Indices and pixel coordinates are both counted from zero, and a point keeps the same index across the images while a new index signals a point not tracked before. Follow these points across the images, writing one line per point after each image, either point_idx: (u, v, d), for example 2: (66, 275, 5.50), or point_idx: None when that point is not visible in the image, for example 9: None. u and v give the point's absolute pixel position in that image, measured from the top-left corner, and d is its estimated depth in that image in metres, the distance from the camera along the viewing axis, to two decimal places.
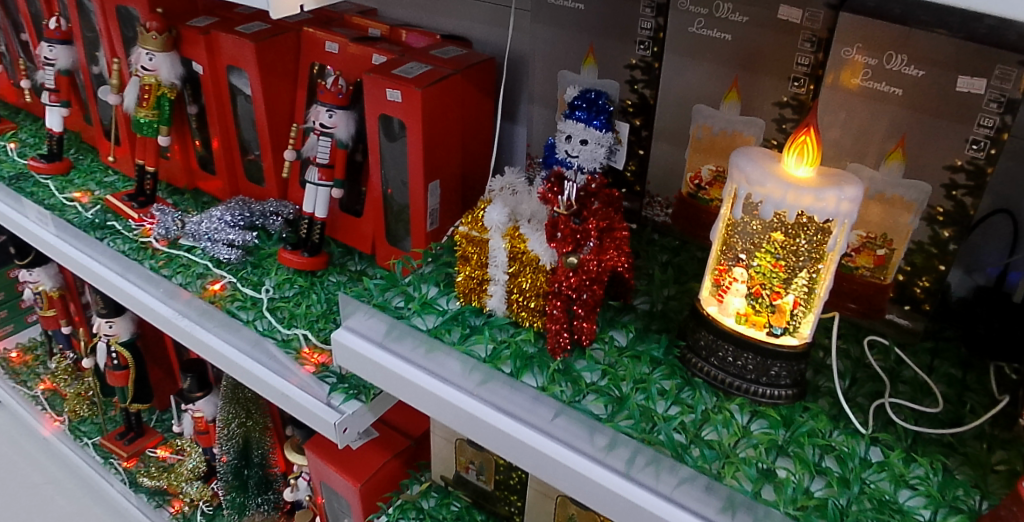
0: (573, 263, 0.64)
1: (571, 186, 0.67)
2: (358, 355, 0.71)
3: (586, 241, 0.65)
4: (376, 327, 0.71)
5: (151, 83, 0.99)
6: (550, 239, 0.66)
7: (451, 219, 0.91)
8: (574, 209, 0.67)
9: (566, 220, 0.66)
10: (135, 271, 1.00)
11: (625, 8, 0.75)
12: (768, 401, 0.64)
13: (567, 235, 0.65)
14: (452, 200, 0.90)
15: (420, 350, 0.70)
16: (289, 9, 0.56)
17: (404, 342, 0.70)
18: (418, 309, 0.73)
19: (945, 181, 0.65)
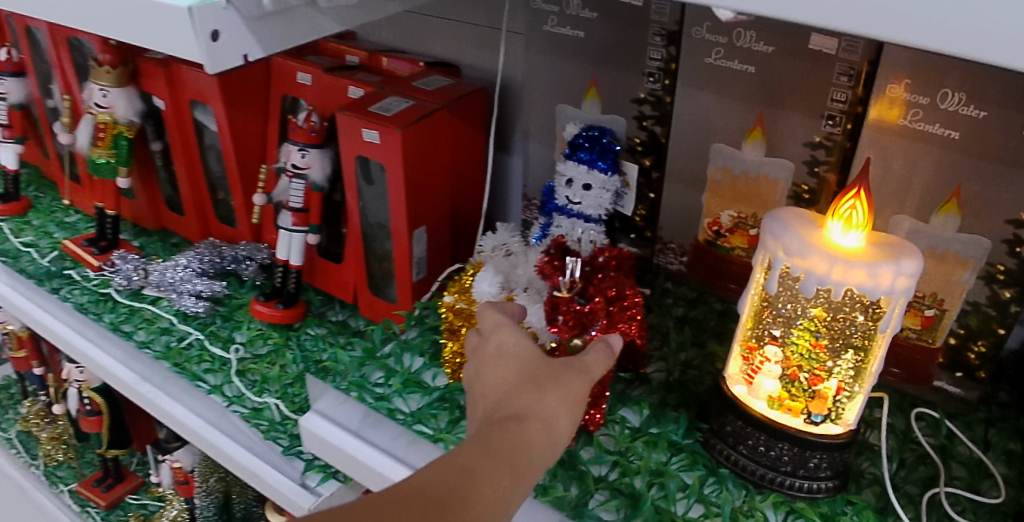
0: (578, 347, 0.56)
1: (576, 263, 0.58)
2: (329, 444, 0.65)
3: (593, 324, 0.57)
4: (351, 414, 0.66)
5: (107, 121, 0.90)
6: (550, 322, 0.57)
7: (440, 268, 0.81)
8: (577, 288, 0.58)
9: (570, 301, 0.56)
10: (95, 328, 0.92)
11: (632, 36, 0.66)
12: (805, 495, 0.55)
13: (570, 316, 0.56)
14: (441, 247, 0.80)
15: (402, 440, 0.63)
16: (229, 60, 0.47)
17: (383, 430, 0.64)
18: (399, 389, 0.67)
19: (1008, 236, 0.56)
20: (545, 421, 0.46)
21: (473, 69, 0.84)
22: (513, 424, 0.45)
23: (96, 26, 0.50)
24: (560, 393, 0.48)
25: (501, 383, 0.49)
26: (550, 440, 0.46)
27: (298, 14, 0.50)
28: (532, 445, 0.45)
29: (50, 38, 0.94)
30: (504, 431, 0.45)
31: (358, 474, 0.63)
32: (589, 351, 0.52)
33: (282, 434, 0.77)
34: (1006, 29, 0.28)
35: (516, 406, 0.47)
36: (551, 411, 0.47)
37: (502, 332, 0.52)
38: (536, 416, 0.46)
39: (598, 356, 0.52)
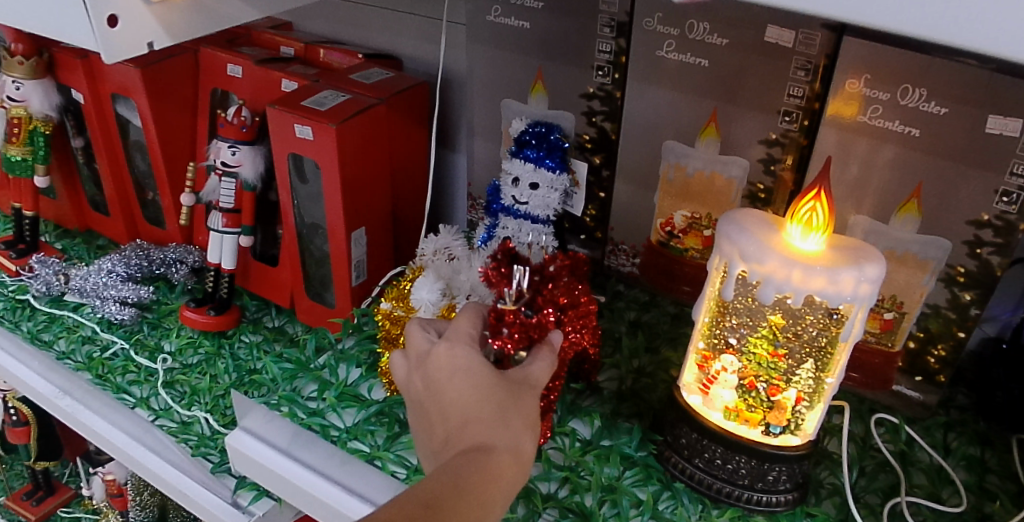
0: (522, 360, 0.50)
1: (522, 272, 0.53)
2: (257, 463, 0.62)
3: (544, 336, 0.51)
4: (281, 432, 0.64)
5: (21, 116, 0.83)
6: (492, 334, 0.50)
7: (382, 272, 0.77)
8: (524, 299, 0.52)
9: (516, 312, 0.50)
10: (9, 338, 0.84)
11: (581, 27, 0.63)
12: (763, 509, 0.53)
13: (520, 330, 0.50)
14: (383, 250, 0.76)
15: (335, 460, 0.62)
16: (132, 49, 0.42)
17: (316, 448, 0.62)
18: (335, 403, 0.65)
19: (969, 237, 0.54)
20: (513, 448, 0.43)
21: (415, 61, 0.80)
22: (487, 455, 0.42)
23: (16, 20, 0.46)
24: (522, 413, 0.45)
25: (460, 401, 0.45)
26: (516, 465, 0.43)
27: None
28: (505, 477, 0.42)
29: None
30: (483, 461, 0.41)
31: (289, 495, 0.61)
32: (536, 364, 0.49)
33: (212, 450, 0.71)
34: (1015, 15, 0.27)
35: (483, 432, 0.43)
36: (517, 436, 0.44)
37: (456, 348, 0.48)
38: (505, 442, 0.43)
39: (542, 367, 0.49)
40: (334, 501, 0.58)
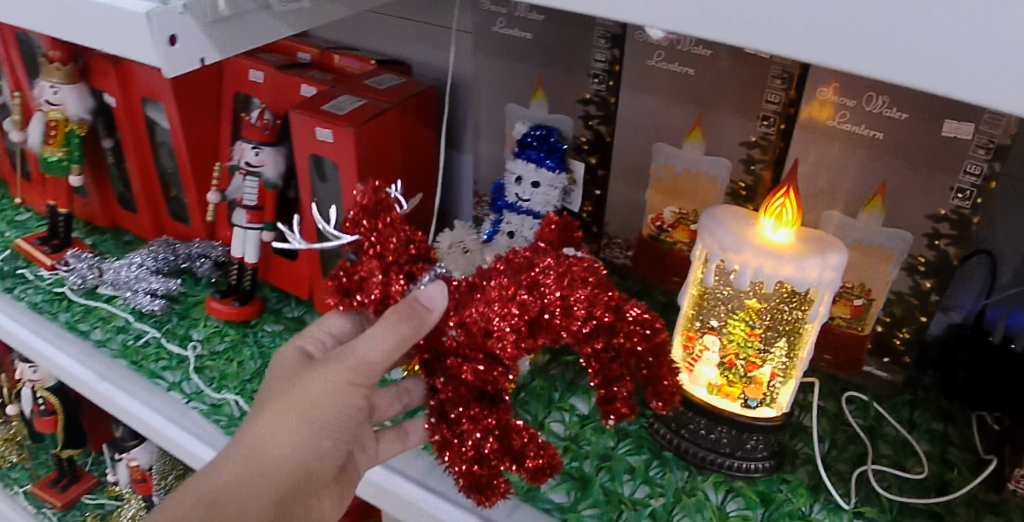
0: None
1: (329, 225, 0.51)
2: None
3: (392, 299, 0.49)
4: None
5: (58, 118, 0.90)
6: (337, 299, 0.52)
7: None
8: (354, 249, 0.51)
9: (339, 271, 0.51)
10: (49, 327, 0.91)
11: (578, 38, 0.69)
12: (744, 476, 0.58)
13: (346, 284, 0.50)
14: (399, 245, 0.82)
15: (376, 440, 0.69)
16: (187, 64, 0.48)
17: None
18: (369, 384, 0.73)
19: (928, 230, 0.60)
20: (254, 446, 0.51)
21: (424, 67, 0.85)
22: (221, 463, 0.52)
23: (71, 32, 0.50)
24: (278, 417, 0.51)
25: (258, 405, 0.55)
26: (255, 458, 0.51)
27: (253, 17, 0.51)
28: (235, 482, 0.51)
29: None
30: (218, 470, 0.51)
31: None
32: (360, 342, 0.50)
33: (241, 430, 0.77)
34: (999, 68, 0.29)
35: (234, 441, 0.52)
36: (264, 441, 0.51)
37: (293, 346, 0.56)
38: (244, 452, 0.51)
39: (370, 337, 0.49)
40: None
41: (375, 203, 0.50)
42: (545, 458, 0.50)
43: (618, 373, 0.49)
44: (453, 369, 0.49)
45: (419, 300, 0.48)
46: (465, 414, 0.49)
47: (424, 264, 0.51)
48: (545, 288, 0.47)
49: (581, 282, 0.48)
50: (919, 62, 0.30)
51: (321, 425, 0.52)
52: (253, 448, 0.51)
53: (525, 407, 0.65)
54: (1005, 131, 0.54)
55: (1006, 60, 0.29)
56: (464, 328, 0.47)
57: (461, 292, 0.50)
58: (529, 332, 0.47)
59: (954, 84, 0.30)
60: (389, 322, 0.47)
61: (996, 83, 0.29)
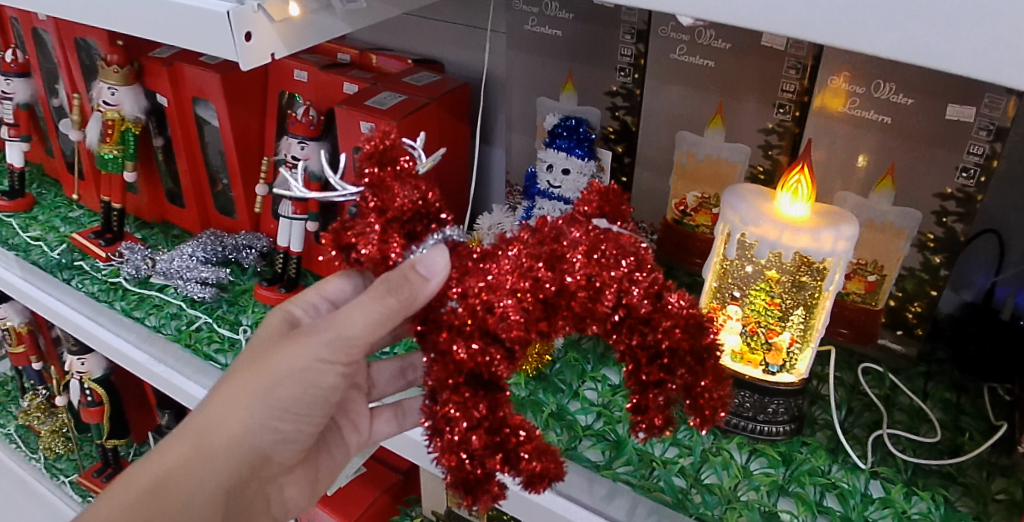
0: None
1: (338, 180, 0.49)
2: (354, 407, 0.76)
3: (389, 260, 0.47)
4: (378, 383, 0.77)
5: (114, 118, 0.96)
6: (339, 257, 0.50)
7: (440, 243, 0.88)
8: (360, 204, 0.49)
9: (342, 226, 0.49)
10: (106, 314, 0.99)
11: (604, 34, 0.74)
12: (766, 438, 0.62)
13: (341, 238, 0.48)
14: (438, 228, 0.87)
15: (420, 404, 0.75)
16: (261, 58, 0.54)
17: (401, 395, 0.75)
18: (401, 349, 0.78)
19: (936, 208, 0.65)
20: (204, 427, 0.55)
21: (457, 66, 0.91)
22: (174, 443, 0.56)
23: (160, 33, 0.56)
24: (229, 406, 0.54)
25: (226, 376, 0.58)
26: (205, 439, 0.55)
27: (316, 17, 0.57)
28: (182, 465, 0.55)
29: (57, 40, 1.02)
30: (171, 449, 0.55)
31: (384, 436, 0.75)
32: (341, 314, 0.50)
33: None
34: (993, 44, 0.33)
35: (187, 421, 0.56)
36: (214, 425, 0.55)
37: (277, 312, 0.58)
38: (197, 436, 0.55)
39: (361, 307, 0.48)
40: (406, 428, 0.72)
41: (384, 153, 0.48)
42: (543, 462, 0.46)
43: (660, 377, 0.47)
44: (443, 345, 0.45)
45: (417, 268, 0.44)
46: (453, 399, 0.44)
47: (431, 223, 0.49)
48: (568, 269, 0.45)
49: (613, 262, 0.45)
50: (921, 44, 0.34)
51: (273, 413, 0.55)
52: (200, 433, 0.55)
53: (561, 378, 0.70)
54: (1005, 113, 0.59)
55: (993, 45, 0.33)
56: (466, 302, 0.44)
57: (471, 260, 0.46)
58: (544, 315, 0.45)
59: (946, 68, 0.34)
60: (382, 291, 0.45)
61: (984, 66, 0.33)
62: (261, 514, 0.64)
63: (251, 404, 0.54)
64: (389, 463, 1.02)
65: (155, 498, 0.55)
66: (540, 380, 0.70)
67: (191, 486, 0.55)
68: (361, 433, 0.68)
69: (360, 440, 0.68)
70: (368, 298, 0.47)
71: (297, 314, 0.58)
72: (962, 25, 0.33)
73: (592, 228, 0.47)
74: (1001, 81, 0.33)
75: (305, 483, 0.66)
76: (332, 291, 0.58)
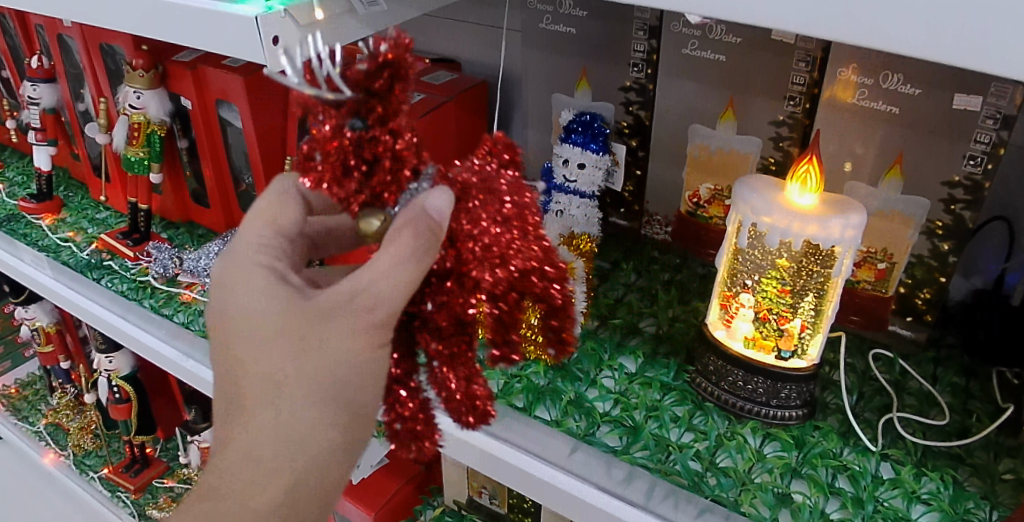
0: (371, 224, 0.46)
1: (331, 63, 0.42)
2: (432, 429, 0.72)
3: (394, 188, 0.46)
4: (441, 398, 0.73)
5: (140, 121, 0.99)
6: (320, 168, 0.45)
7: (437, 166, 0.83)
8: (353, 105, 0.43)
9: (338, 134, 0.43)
10: (135, 312, 1.03)
11: (618, 32, 0.75)
12: (779, 423, 0.64)
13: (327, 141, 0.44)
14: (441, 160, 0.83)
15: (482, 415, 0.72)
16: (287, 62, 0.57)
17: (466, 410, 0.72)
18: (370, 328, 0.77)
19: (944, 196, 0.66)
20: (298, 440, 0.49)
21: (474, 65, 0.93)
22: (250, 473, 0.49)
23: (190, 37, 0.59)
24: (316, 403, 0.48)
25: (263, 376, 0.48)
26: (306, 450, 0.49)
27: (339, 21, 0.60)
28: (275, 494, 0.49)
29: (82, 46, 1.06)
30: (266, 471, 0.49)
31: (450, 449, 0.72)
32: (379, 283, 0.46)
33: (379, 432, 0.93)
34: (998, 38, 0.34)
35: (252, 444, 0.49)
36: (306, 432, 0.49)
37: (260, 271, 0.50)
38: (276, 457, 0.49)
39: (386, 275, 0.46)
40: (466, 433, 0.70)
41: (386, 61, 0.43)
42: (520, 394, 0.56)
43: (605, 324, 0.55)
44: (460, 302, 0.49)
45: (431, 213, 0.45)
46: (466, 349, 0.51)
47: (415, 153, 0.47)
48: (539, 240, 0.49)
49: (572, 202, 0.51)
50: (928, 38, 0.36)
51: (348, 404, 0.49)
52: (296, 445, 0.49)
53: (579, 366, 0.72)
54: (1011, 101, 0.60)
55: (994, 38, 0.34)
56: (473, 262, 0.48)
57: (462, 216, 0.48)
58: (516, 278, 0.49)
59: (941, 62, 0.36)
60: (411, 246, 0.45)
61: (981, 59, 0.35)
62: None
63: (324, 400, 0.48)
64: (411, 454, 1.05)
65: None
66: (558, 369, 0.72)
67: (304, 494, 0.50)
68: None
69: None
70: (387, 253, 0.45)
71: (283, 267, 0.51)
72: (965, 19, 0.35)
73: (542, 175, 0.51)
74: (1003, 71, 0.35)
75: None
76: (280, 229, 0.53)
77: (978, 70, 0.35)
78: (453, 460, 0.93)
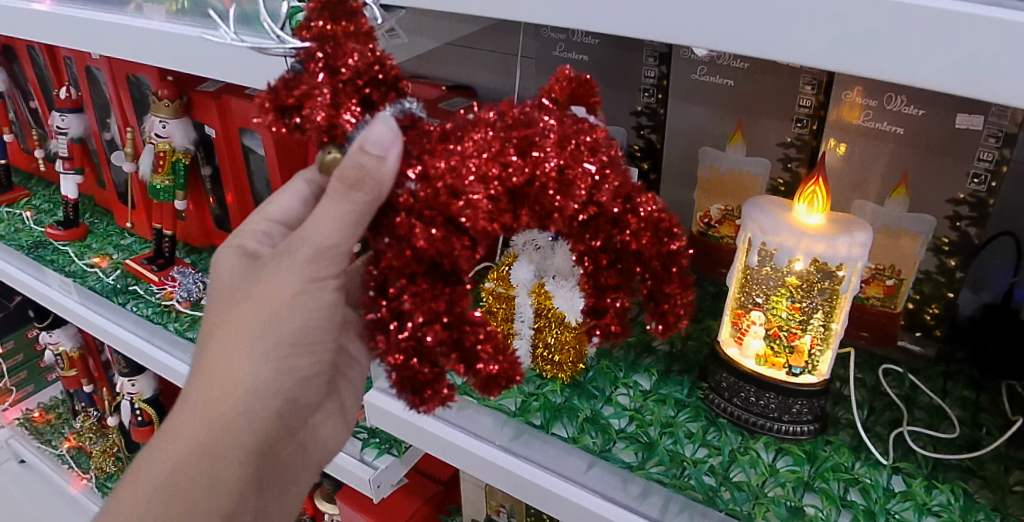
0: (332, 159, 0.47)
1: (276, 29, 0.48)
2: (471, 454, 0.72)
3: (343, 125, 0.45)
4: (484, 423, 0.74)
5: (165, 149, 1.03)
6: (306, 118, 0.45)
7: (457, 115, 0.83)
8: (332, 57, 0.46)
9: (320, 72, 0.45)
10: (161, 335, 1.06)
11: (628, 58, 0.78)
12: (790, 437, 0.65)
13: (307, 104, 0.45)
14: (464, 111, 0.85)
15: (512, 437, 0.73)
16: None
17: (501, 431, 0.73)
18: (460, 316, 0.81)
19: (949, 213, 0.68)
20: (225, 371, 0.54)
21: (490, 91, 0.96)
22: (182, 413, 0.55)
23: (220, 69, 0.62)
24: (238, 337, 0.54)
25: (211, 312, 0.56)
26: (228, 380, 0.54)
27: None
28: (198, 436, 0.54)
29: (109, 78, 1.09)
30: (194, 401, 0.54)
31: (489, 477, 0.72)
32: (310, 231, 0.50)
33: (394, 446, 0.93)
34: (994, 66, 0.36)
35: (197, 373, 0.55)
36: (230, 366, 0.54)
37: (233, 249, 0.59)
38: (203, 396, 0.54)
39: (329, 213, 0.48)
40: (495, 458, 0.71)
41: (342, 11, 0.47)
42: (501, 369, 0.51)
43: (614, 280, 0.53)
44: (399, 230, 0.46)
45: (366, 148, 0.44)
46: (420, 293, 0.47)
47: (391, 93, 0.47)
48: (542, 157, 0.46)
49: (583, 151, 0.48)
50: (926, 67, 0.37)
51: (276, 347, 0.54)
52: (221, 376, 0.54)
53: (594, 384, 0.74)
54: (1012, 120, 0.62)
55: (996, 63, 0.36)
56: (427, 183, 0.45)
57: (431, 140, 0.47)
58: (510, 205, 0.46)
59: (938, 90, 0.37)
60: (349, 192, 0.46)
61: (965, 83, 0.37)
62: (301, 457, 0.65)
63: (251, 350, 0.54)
64: (428, 474, 1.07)
65: (198, 451, 0.54)
66: (574, 387, 0.74)
67: (233, 434, 0.55)
68: (352, 399, 0.68)
69: (353, 392, 0.69)
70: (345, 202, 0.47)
71: (251, 244, 0.60)
72: (964, 45, 0.36)
73: (566, 115, 0.50)
74: (1000, 97, 0.36)
75: (337, 426, 0.68)
76: (280, 212, 0.62)
77: (979, 98, 0.37)
78: (471, 479, 0.95)
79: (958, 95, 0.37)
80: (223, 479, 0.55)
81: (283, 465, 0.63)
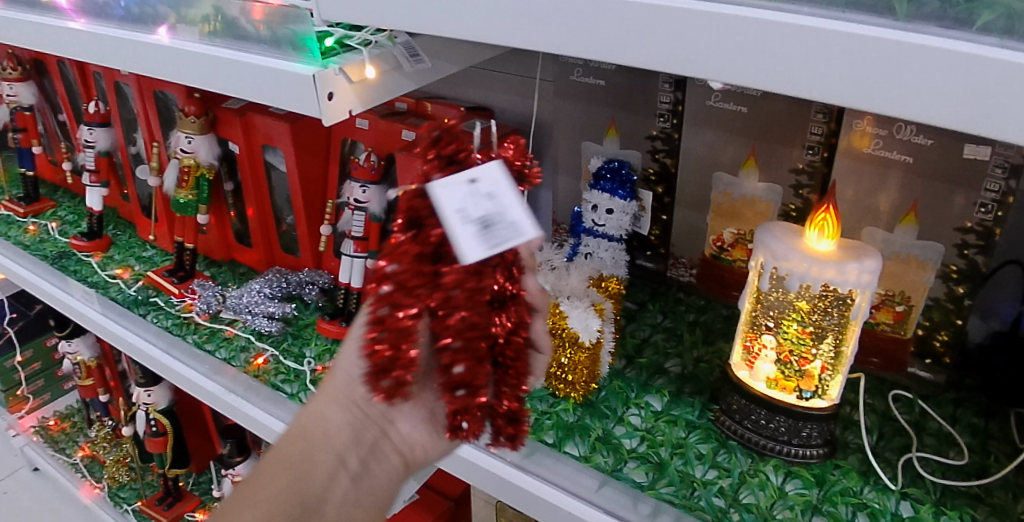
0: None
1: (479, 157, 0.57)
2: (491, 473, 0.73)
3: None
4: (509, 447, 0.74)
5: (190, 164, 1.05)
6: None
7: None
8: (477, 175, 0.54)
9: None
10: (180, 347, 1.07)
11: (645, 83, 0.80)
12: (800, 460, 0.65)
13: None
14: None
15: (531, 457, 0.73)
16: (341, 115, 0.63)
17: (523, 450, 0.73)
18: None
19: (957, 241, 0.68)
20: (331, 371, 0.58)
21: (508, 113, 0.99)
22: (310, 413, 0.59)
23: (250, 92, 0.65)
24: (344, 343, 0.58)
25: None
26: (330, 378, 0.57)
27: (390, 77, 0.67)
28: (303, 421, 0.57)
29: (137, 93, 1.12)
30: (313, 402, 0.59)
31: (501, 492, 0.73)
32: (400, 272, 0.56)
33: None
34: (1003, 107, 0.36)
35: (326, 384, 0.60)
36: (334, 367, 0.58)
37: None
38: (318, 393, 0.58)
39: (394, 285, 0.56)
40: (509, 476, 0.72)
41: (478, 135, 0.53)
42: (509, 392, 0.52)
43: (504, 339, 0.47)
44: None
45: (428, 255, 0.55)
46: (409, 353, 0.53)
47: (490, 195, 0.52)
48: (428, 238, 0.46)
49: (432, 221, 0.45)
50: (936, 104, 0.38)
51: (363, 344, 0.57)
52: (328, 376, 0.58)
53: (606, 404, 0.75)
54: (1018, 152, 0.63)
55: (1006, 104, 0.36)
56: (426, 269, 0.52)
57: None
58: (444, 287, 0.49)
59: (946, 126, 0.38)
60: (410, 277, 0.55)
61: (976, 121, 0.37)
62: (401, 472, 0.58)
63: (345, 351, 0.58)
64: (440, 490, 1.08)
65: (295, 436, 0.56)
66: (587, 407, 0.74)
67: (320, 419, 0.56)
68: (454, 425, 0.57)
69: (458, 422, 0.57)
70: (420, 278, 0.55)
71: None
72: (976, 81, 0.36)
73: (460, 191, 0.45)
74: (1008, 137, 0.36)
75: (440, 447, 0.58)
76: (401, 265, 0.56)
77: (989, 136, 0.37)
78: (482, 495, 0.96)
79: (970, 132, 0.37)
80: (309, 458, 0.55)
81: (382, 471, 0.57)
